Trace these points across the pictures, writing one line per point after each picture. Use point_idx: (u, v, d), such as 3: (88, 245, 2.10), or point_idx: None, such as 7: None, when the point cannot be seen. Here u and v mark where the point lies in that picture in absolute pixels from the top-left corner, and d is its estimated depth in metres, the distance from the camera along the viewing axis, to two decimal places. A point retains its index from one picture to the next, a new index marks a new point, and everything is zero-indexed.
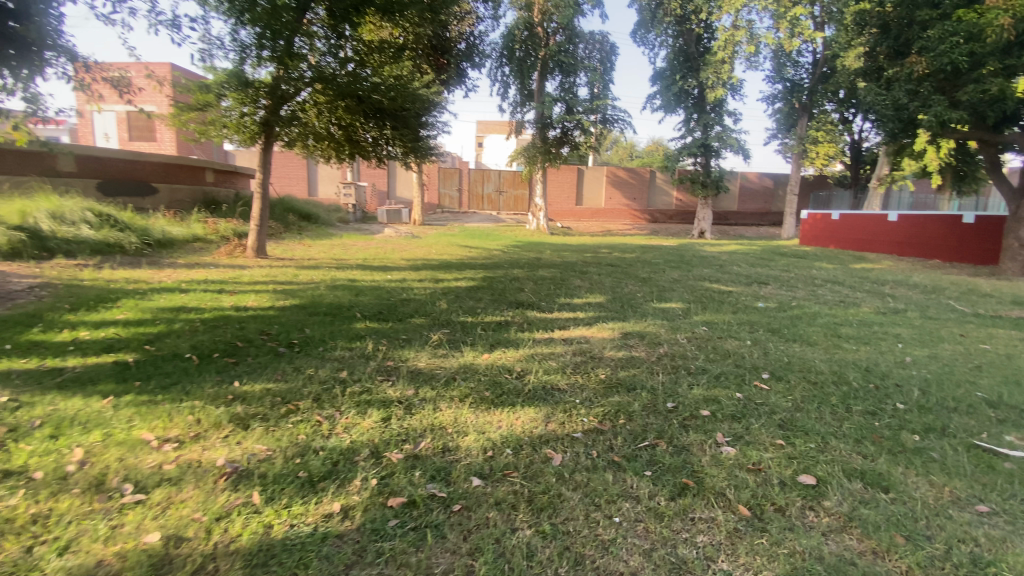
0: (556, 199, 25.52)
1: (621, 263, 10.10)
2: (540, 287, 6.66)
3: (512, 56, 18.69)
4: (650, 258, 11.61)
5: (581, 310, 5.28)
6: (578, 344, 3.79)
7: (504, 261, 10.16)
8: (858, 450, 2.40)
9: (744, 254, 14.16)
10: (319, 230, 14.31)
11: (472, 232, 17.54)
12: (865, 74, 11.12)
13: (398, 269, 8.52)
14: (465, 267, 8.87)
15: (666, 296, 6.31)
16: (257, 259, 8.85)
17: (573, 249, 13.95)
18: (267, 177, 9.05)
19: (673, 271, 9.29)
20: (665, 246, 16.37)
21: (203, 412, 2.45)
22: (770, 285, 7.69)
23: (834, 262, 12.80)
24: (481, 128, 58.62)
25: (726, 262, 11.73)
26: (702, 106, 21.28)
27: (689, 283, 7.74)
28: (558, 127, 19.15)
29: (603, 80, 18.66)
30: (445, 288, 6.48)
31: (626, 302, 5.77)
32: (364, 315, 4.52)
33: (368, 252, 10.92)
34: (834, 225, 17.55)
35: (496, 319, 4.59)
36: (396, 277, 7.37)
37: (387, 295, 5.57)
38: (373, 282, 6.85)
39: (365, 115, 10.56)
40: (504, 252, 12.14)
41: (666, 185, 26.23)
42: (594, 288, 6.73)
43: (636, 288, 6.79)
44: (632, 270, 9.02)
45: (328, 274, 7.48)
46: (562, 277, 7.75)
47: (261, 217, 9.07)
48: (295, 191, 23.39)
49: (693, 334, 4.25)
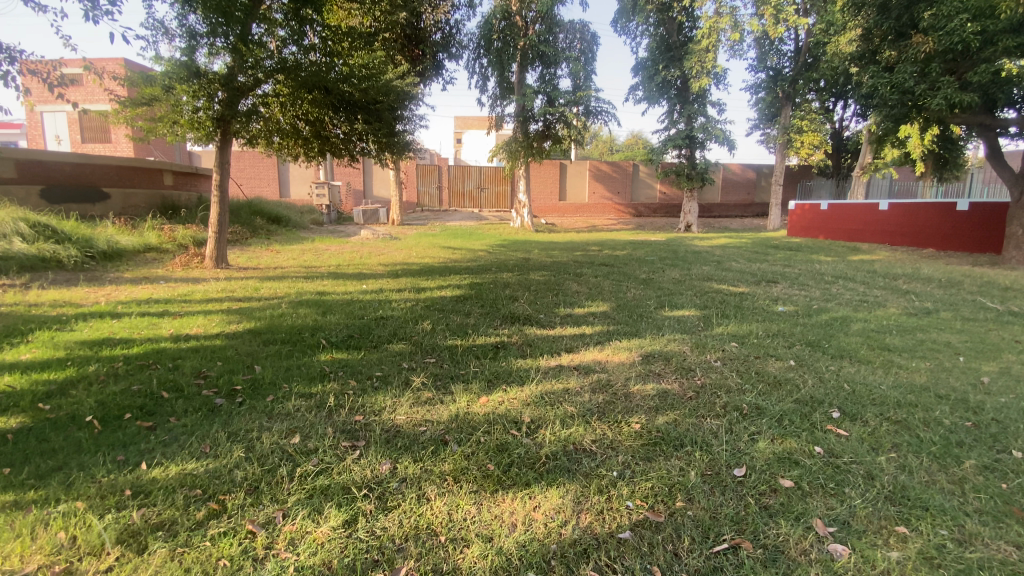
0: (539, 195, 24.82)
1: (615, 262, 9.45)
2: (534, 295, 5.97)
3: (490, 47, 17.85)
4: (643, 256, 11.00)
5: (586, 323, 4.58)
6: (594, 375, 3.09)
7: (490, 263, 9.42)
8: (1010, 538, 1.74)
9: (737, 248, 13.67)
10: (289, 234, 13.38)
11: (454, 231, 16.76)
12: (862, 57, 10.65)
13: (375, 277, 7.72)
14: (449, 273, 8.12)
15: (675, 301, 5.67)
16: (216, 270, 7.96)
17: (561, 247, 13.29)
18: (225, 178, 8.15)
19: (672, 269, 8.68)
20: (654, 241, 15.81)
21: (81, 524, 1.67)
22: (780, 285, 7.11)
23: (831, 254, 12.38)
24: (460, 125, 57.78)
25: (722, 257, 11.19)
26: (686, 97, 20.76)
27: (694, 283, 7.11)
28: (540, 121, 18.43)
29: (585, 71, 17.97)
30: (428, 299, 5.73)
31: (634, 311, 5.10)
32: (330, 343, 3.74)
33: (343, 258, 10.09)
34: (823, 215, 17.21)
35: (491, 341, 3.86)
36: (372, 287, 6.58)
37: (360, 313, 4.79)
38: (345, 294, 6.05)
39: (334, 108, 9.71)
40: (489, 253, 11.39)
41: (650, 178, 25.75)
42: (592, 294, 6.07)
43: (640, 293, 6.15)
44: (629, 270, 8.37)
45: (295, 285, 6.65)
46: (556, 281, 7.07)
47: (220, 223, 8.18)
48: (266, 193, 22.28)
49: (725, 353, 3.58)
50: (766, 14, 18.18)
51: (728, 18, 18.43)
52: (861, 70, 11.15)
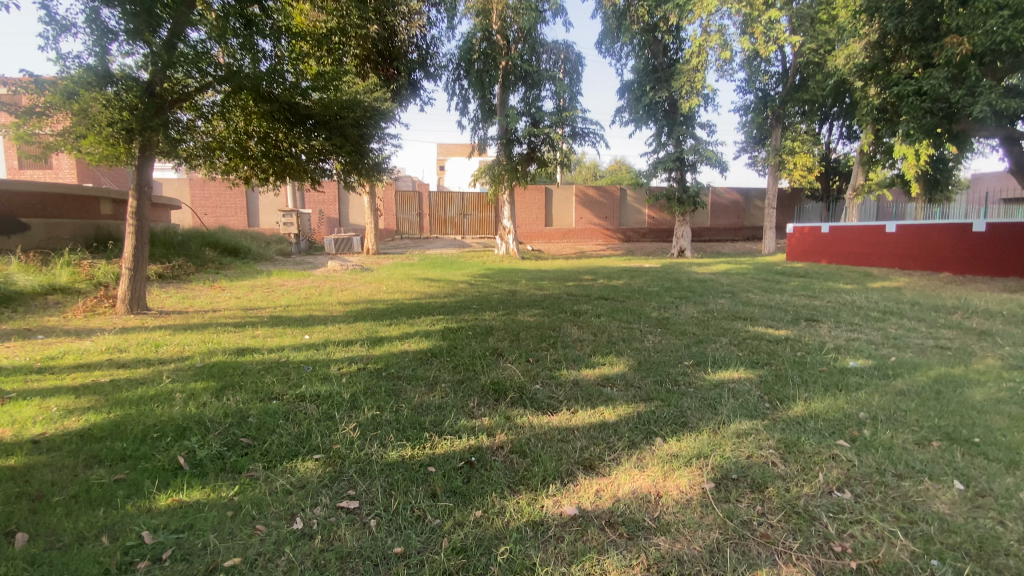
0: (524, 220, 23.66)
1: (615, 296, 8.08)
2: (525, 346, 4.57)
3: (470, 68, 16.80)
4: (644, 286, 9.67)
5: (601, 400, 3.15)
6: (646, 544, 1.71)
7: (469, 300, 8.01)
8: None
9: (741, 276, 12.48)
10: (242, 268, 11.81)
11: (433, 261, 15.37)
12: (876, 67, 9.73)
13: (327, 321, 6.23)
14: (418, 314, 6.69)
15: (708, 354, 4.30)
16: (126, 317, 6.40)
17: (549, 278, 11.92)
18: (142, 204, 6.67)
19: (685, 304, 7.37)
20: (649, 268, 14.56)
21: None
22: (824, 324, 5.82)
23: (848, 281, 11.22)
24: (442, 153, 57.53)
25: (731, 287, 9.93)
26: (674, 118, 19.93)
27: (721, 324, 5.76)
28: (524, 143, 17.35)
29: (570, 92, 16.99)
30: (383, 357, 4.28)
31: (662, 374, 3.69)
32: (190, 465, 2.27)
33: (298, 295, 8.62)
34: (825, 238, 16.19)
35: (461, 447, 2.42)
36: (317, 339, 5.09)
37: (274, 389, 3.32)
38: (274, 351, 4.57)
39: (288, 122, 8.43)
40: (470, 286, 10.02)
41: (638, 203, 24.81)
42: (599, 342, 4.68)
43: (659, 341, 4.78)
44: (636, 306, 7.02)
45: (213, 338, 5.14)
46: (551, 323, 5.68)
47: (136, 259, 6.66)
48: (230, 223, 20.72)
49: (845, 474, 2.19)
50: (756, 33, 17.42)
51: (717, 36, 17.69)
52: (874, 83, 10.22)
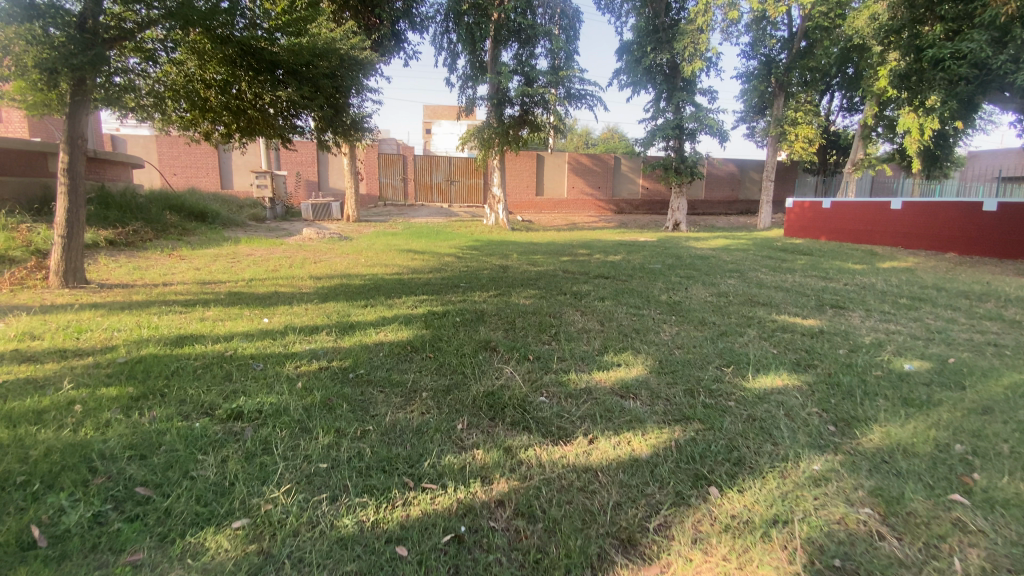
0: (514, 189, 22.69)
1: (616, 274, 7.37)
2: (524, 339, 3.85)
3: (459, 22, 15.53)
4: (645, 263, 8.97)
5: (624, 421, 2.46)
6: None
7: (456, 276, 7.26)
8: None
9: (743, 252, 11.84)
10: (209, 234, 10.83)
11: (418, 230, 14.46)
12: (905, 28, 8.88)
13: (292, 301, 5.43)
14: (398, 293, 5.93)
15: (740, 352, 3.63)
16: (59, 292, 5.52)
17: (542, 251, 11.15)
18: (75, 159, 5.67)
19: (695, 284, 6.70)
20: (646, 242, 13.85)
21: None
22: (854, 312, 5.19)
23: (856, 260, 10.67)
24: (429, 115, 55.59)
25: (737, 265, 9.30)
26: (674, 83, 18.91)
27: (742, 310, 5.09)
28: (516, 105, 16.25)
29: (566, 50, 15.81)
30: (353, 352, 3.53)
31: (693, 381, 3.00)
32: (50, 540, 1.58)
33: (266, 267, 7.77)
34: (826, 214, 15.57)
35: (445, 508, 1.74)
36: (277, 326, 4.32)
37: (206, 402, 2.60)
38: (220, 341, 3.78)
39: (250, 70, 7.38)
40: (458, 260, 9.24)
41: (631, 173, 23.91)
42: (610, 335, 3.99)
43: (679, 333, 4.10)
44: (641, 286, 6.33)
45: (151, 322, 4.32)
46: (549, 308, 4.97)
47: (69, 224, 5.72)
48: (201, 184, 19.43)
49: (991, 560, 1.58)
50: None
51: None
52: (899, 46, 9.43)
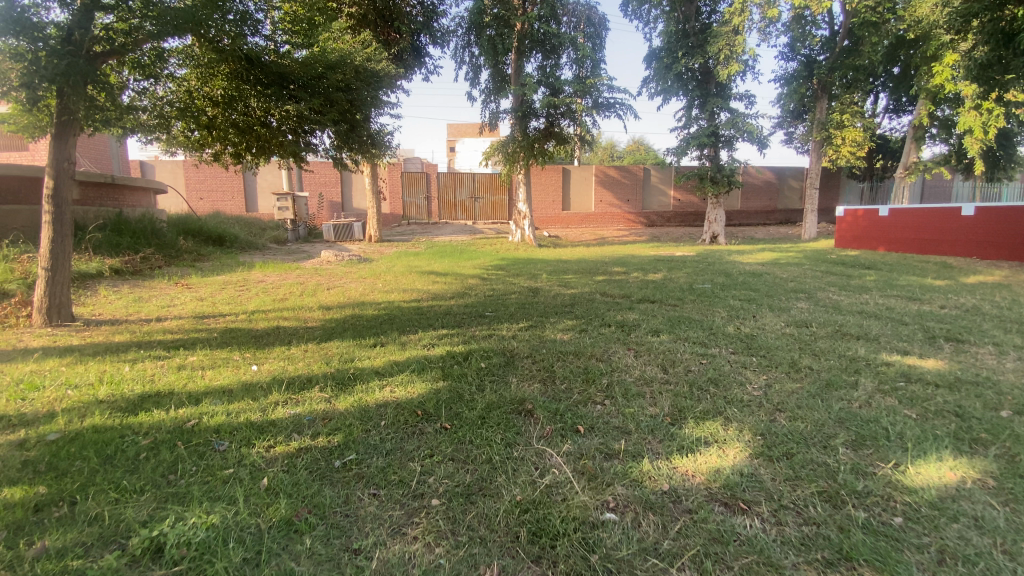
0: (540, 204, 21.94)
1: (662, 297, 6.42)
2: (568, 397, 2.95)
3: (482, 35, 14.99)
4: (692, 282, 7.95)
5: (744, 567, 1.59)
6: None
7: (479, 303, 6.44)
8: None
9: (797, 267, 10.67)
10: (223, 260, 10.33)
11: (442, 249, 13.79)
12: (987, 9, 7.76)
13: (291, 340, 4.67)
14: (412, 326, 5.11)
15: (868, 420, 2.69)
16: (36, 333, 4.85)
17: (573, 270, 10.25)
18: (62, 185, 5.05)
19: (760, 310, 5.70)
20: (686, 257, 12.79)
21: None
22: (979, 348, 4.15)
23: (931, 274, 9.45)
24: (453, 133, 55.89)
25: (796, 283, 8.24)
26: (707, 89, 17.91)
27: (836, 347, 4.09)
28: (541, 116, 15.50)
29: (593, 59, 15.08)
30: (344, 423, 2.68)
31: (825, 480, 2.10)
32: None
33: (277, 295, 7.14)
34: (883, 223, 14.17)
35: None
36: (264, 378, 3.52)
37: (123, 521, 1.82)
38: (184, 405, 3.00)
39: (258, 84, 6.82)
40: (483, 282, 8.45)
41: (662, 184, 22.84)
42: (681, 391, 3.05)
43: (771, 387, 3.15)
44: (698, 313, 5.36)
45: (117, 374, 3.57)
46: (592, 345, 4.05)
47: (54, 256, 5.09)
48: (226, 208, 19.30)
49: None
50: None
51: None
52: (975, 33, 8.32)
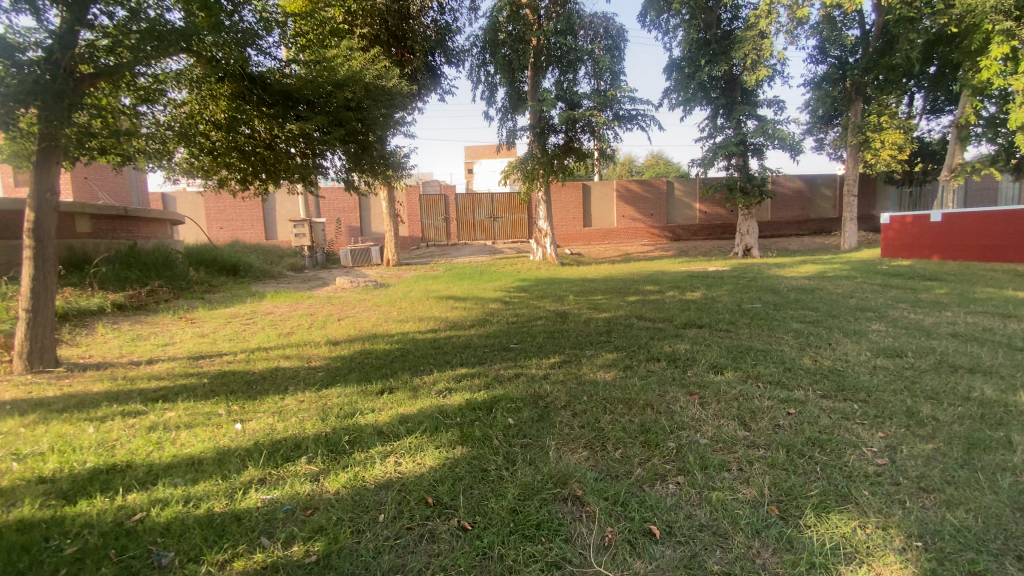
0: (561, 221, 21.33)
1: (711, 322, 5.64)
2: (628, 473, 2.22)
3: (497, 54, 14.65)
4: (739, 303, 7.12)
5: None
6: None
7: (501, 332, 5.77)
8: None
9: (850, 280, 9.71)
10: (234, 291, 9.92)
11: (461, 271, 13.22)
12: None
13: (289, 385, 4.06)
14: (425, 365, 4.45)
15: None
16: (11, 381, 4.37)
17: (602, 290, 9.51)
18: (43, 218, 4.61)
19: (831, 335, 4.87)
20: (722, 272, 11.92)
21: None
22: None
23: (1007, 284, 8.42)
24: (472, 155, 56.28)
25: (858, 298, 7.34)
26: (732, 97, 17.19)
27: (954, 385, 3.26)
28: (560, 132, 14.95)
29: (612, 70, 14.53)
30: (330, 517, 2.02)
31: None
32: None
33: (284, 329, 6.60)
34: (935, 229, 12.97)
35: None
36: (244, 442, 2.86)
37: None
38: (132, 487, 2.36)
39: (260, 104, 6.32)
40: (505, 307, 7.79)
41: (687, 196, 21.99)
42: (777, 461, 2.31)
43: (897, 450, 2.40)
44: (758, 342, 4.56)
45: (71, 439, 2.96)
46: (644, 389, 3.30)
47: (36, 293, 4.63)
48: (245, 236, 19.19)
49: None
50: None
51: None
52: None
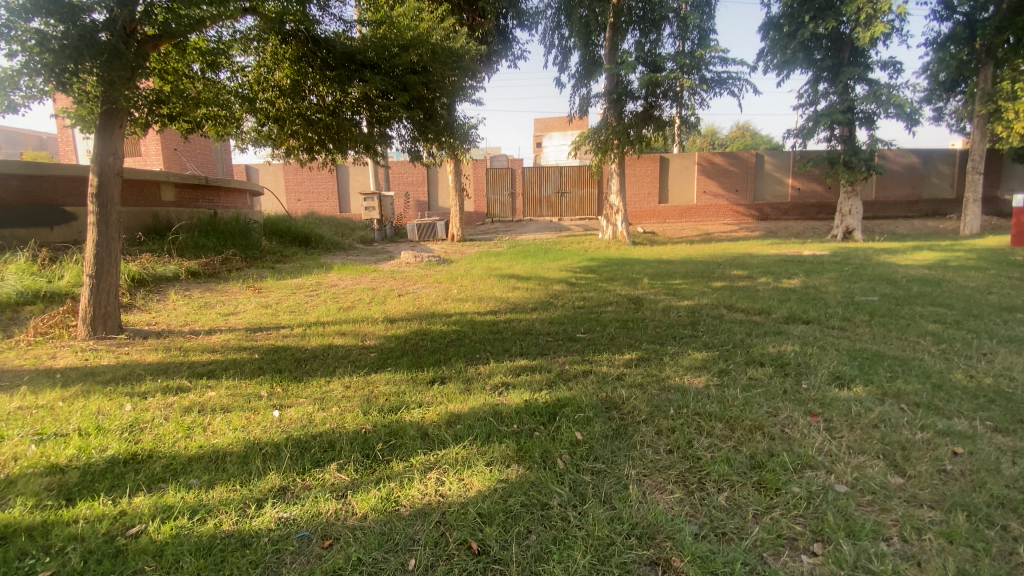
0: (634, 197, 20.13)
1: (819, 317, 4.74)
2: (740, 533, 1.65)
3: (573, 15, 13.50)
4: (848, 294, 6.07)
5: None
6: None
7: (568, 317, 5.20)
8: None
9: (985, 271, 8.16)
10: (302, 261, 10.02)
11: (526, 248, 12.70)
12: None
13: (337, 367, 3.75)
14: (482, 352, 3.98)
15: None
16: (71, 348, 4.38)
17: (681, 273, 8.63)
18: (107, 185, 4.55)
19: (985, 342, 3.87)
20: (819, 257, 10.57)
21: None
22: None
23: None
24: (543, 129, 54.96)
25: (1004, 295, 6.04)
26: (840, 58, 15.10)
27: None
28: (639, 99, 13.78)
29: (700, 29, 13.09)
30: (349, 556, 1.62)
31: None
32: None
33: (344, 302, 6.43)
34: None
35: None
36: (276, 435, 2.54)
37: None
38: (143, 488, 2.07)
39: (324, 67, 6.00)
40: (571, 289, 7.19)
41: (777, 172, 19.97)
42: (959, 532, 1.64)
43: None
44: (887, 347, 3.68)
45: (106, 419, 2.77)
46: (750, 404, 2.63)
47: (98, 260, 4.62)
48: (320, 208, 19.71)
49: None
50: None
51: None
52: None
